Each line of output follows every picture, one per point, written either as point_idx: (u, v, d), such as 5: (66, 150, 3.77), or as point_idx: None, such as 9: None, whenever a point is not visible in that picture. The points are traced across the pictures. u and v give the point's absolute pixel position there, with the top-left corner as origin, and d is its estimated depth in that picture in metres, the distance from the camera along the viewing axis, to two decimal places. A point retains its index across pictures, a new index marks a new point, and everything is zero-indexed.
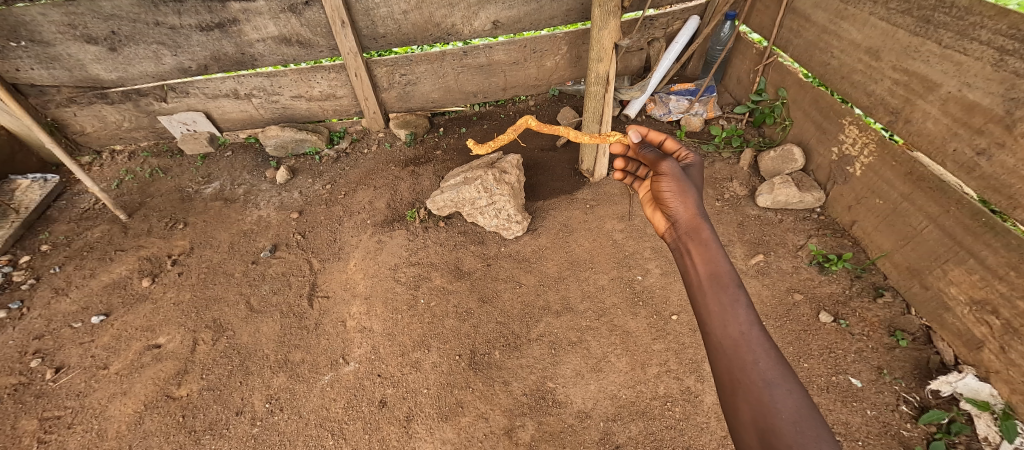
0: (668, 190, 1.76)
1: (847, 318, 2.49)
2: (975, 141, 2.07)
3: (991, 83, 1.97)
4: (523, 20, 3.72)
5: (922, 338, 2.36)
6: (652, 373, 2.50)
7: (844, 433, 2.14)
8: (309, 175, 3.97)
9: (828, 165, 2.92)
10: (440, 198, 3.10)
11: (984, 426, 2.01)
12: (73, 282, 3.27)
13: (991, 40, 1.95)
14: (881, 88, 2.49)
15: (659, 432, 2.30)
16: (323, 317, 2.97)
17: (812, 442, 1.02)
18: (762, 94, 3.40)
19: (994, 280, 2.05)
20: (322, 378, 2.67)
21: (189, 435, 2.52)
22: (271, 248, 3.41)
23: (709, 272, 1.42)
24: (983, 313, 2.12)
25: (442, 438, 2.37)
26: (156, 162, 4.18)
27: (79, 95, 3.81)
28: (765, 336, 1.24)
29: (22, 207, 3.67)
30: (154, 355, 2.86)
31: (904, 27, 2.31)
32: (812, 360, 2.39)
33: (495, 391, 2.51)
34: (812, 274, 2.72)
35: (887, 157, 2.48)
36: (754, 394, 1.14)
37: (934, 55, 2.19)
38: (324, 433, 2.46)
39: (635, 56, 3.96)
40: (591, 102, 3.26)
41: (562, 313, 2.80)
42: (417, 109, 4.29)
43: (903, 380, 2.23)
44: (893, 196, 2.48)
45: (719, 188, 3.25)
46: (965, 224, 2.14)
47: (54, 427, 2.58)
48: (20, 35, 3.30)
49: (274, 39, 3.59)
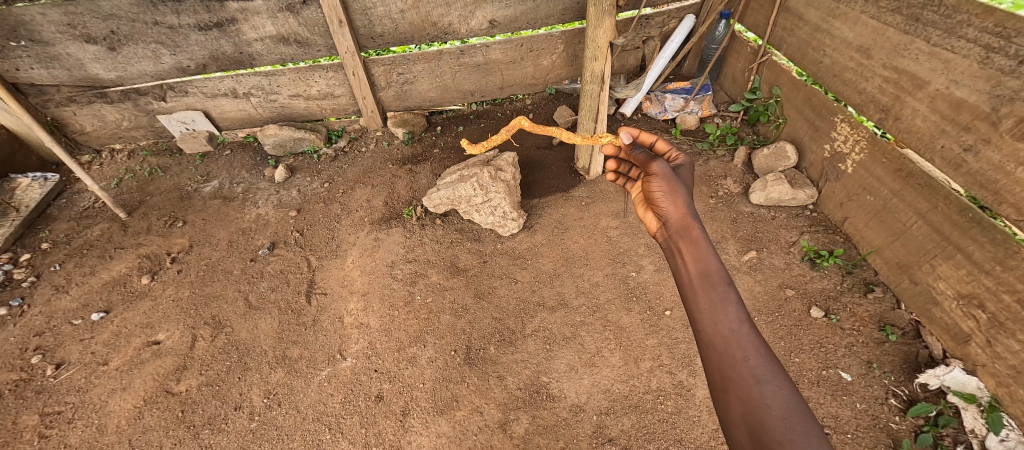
0: (660, 190, 1.81)
1: (837, 313, 2.52)
2: (962, 137, 2.10)
3: (978, 80, 2.00)
4: (520, 19, 3.74)
5: (911, 332, 2.39)
6: (645, 368, 2.52)
7: (833, 426, 2.17)
8: (307, 174, 4.00)
9: (820, 162, 2.95)
10: (437, 195, 3.12)
11: (971, 419, 2.03)
12: (73, 280, 3.30)
13: (978, 38, 1.97)
14: (872, 86, 2.51)
15: (652, 425, 2.32)
16: (320, 313, 3.00)
17: (801, 438, 1.02)
18: (757, 92, 3.42)
19: (980, 275, 2.08)
20: (320, 374, 2.70)
21: (187, 430, 2.55)
22: (270, 245, 3.43)
23: (700, 270, 1.45)
24: (970, 308, 2.15)
25: (437, 432, 2.39)
26: (155, 161, 4.21)
27: (78, 94, 3.84)
28: (755, 334, 1.26)
29: (22, 205, 3.70)
30: (154, 351, 2.90)
31: (894, 25, 2.34)
32: (803, 354, 2.41)
33: (491, 386, 2.54)
34: (804, 270, 2.74)
35: (878, 155, 2.50)
36: (744, 391, 1.15)
37: (922, 53, 2.21)
38: (321, 427, 2.49)
39: (630, 55, 3.99)
40: (586, 100, 3.28)
41: (557, 309, 2.83)
42: (415, 108, 4.31)
43: (892, 374, 2.26)
44: (883, 192, 2.51)
45: (713, 185, 3.27)
46: (952, 220, 2.17)
47: (55, 422, 2.61)
48: (20, 34, 3.33)
49: (272, 39, 3.62)
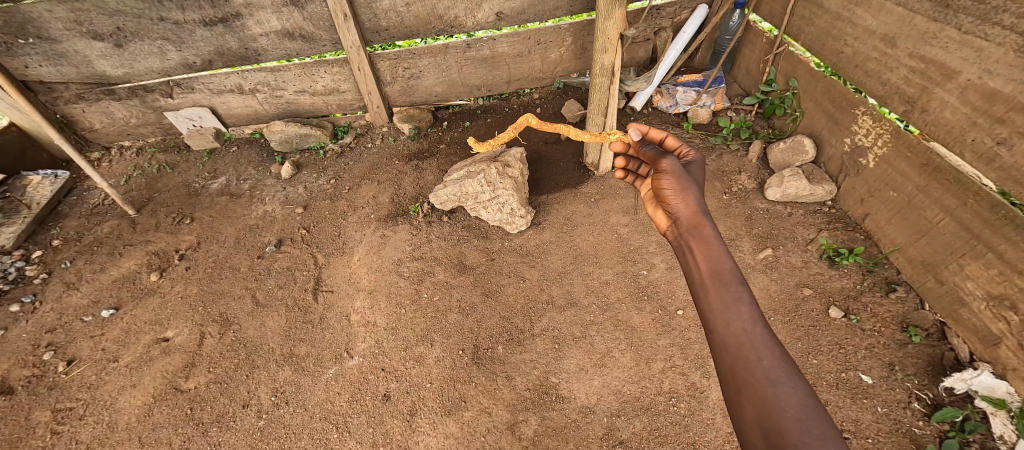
0: (669, 188, 1.74)
1: (858, 313, 2.43)
2: (995, 130, 1.99)
3: (1013, 70, 1.89)
4: (527, 11, 3.65)
5: (936, 334, 2.29)
6: (656, 369, 2.46)
7: (854, 431, 2.09)
8: (314, 170, 3.97)
9: (839, 156, 2.84)
10: (444, 192, 3.06)
11: (1000, 425, 1.95)
12: (83, 277, 3.32)
13: (1015, 25, 1.86)
14: (897, 76, 2.41)
15: (665, 427, 2.26)
16: (327, 311, 2.97)
17: (818, 441, 0.96)
18: (773, 84, 3.32)
19: (1013, 275, 1.98)
20: (327, 372, 2.68)
21: (196, 427, 2.55)
22: (276, 242, 3.42)
23: (712, 269, 1.39)
24: (1001, 309, 2.05)
25: (445, 433, 2.36)
26: (163, 158, 4.21)
27: (86, 91, 3.84)
28: (769, 334, 1.20)
29: (33, 203, 3.71)
30: (163, 348, 2.90)
31: (922, 12, 2.23)
32: (821, 356, 2.33)
33: (499, 386, 2.50)
34: (822, 268, 2.65)
35: (902, 148, 2.40)
36: (758, 393, 1.08)
37: (953, 41, 2.11)
38: (328, 426, 2.47)
39: (641, 47, 3.89)
40: (598, 94, 3.17)
41: (566, 308, 2.77)
42: (421, 103, 4.26)
43: (916, 377, 2.17)
44: (908, 188, 2.41)
45: (726, 180, 3.19)
46: (983, 218, 2.07)
47: (67, 418, 2.63)
48: (28, 31, 3.33)
49: (277, 33, 3.57)
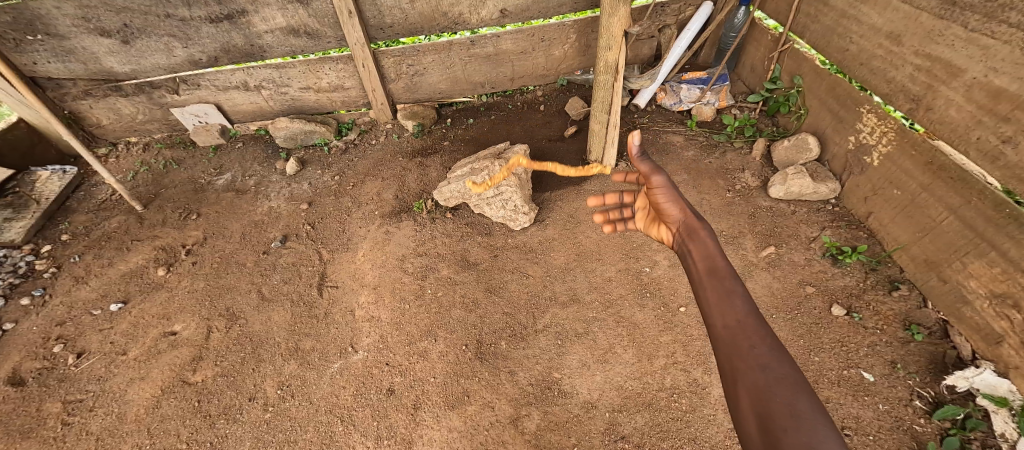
0: (666, 204, 1.77)
1: (860, 311, 2.43)
2: (1000, 129, 1.99)
3: (1019, 68, 1.88)
4: (531, 8, 3.66)
5: (939, 332, 2.29)
6: (658, 365, 2.47)
7: (854, 428, 2.10)
8: (318, 166, 4.00)
9: (844, 155, 2.83)
10: (447, 189, 3.08)
11: (1001, 423, 1.95)
12: (92, 271, 3.36)
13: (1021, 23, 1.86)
14: (902, 74, 2.40)
15: (666, 423, 2.27)
16: (332, 306, 3.00)
17: (808, 423, 0.97)
18: (777, 82, 3.30)
19: (1016, 274, 1.98)
20: (332, 366, 2.72)
21: (203, 420, 2.59)
22: (282, 238, 3.45)
23: (708, 269, 1.43)
24: (1004, 308, 2.05)
25: (448, 427, 2.39)
26: (170, 154, 4.24)
27: (94, 88, 3.87)
28: (763, 324, 1.22)
29: (43, 198, 3.76)
30: (171, 342, 2.94)
31: (928, 10, 2.22)
32: (823, 353, 2.34)
33: (502, 381, 2.52)
34: (825, 266, 2.65)
35: (907, 146, 2.39)
36: (751, 378, 1.10)
37: (959, 39, 2.10)
38: (334, 419, 2.50)
39: (645, 44, 3.88)
40: (601, 91, 3.17)
41: (569, 304, 2.79)
42: (425, 100, 4.27)
43: (918, 374, 2.18)
44: (911, 186, 2.41)
45: (730, 178, 3.20)
46: (987, 216, 2.06)
47: (77, 409, 2.67)
48: (37, 28, 3.37)
49: (283, 30, 3.59)
